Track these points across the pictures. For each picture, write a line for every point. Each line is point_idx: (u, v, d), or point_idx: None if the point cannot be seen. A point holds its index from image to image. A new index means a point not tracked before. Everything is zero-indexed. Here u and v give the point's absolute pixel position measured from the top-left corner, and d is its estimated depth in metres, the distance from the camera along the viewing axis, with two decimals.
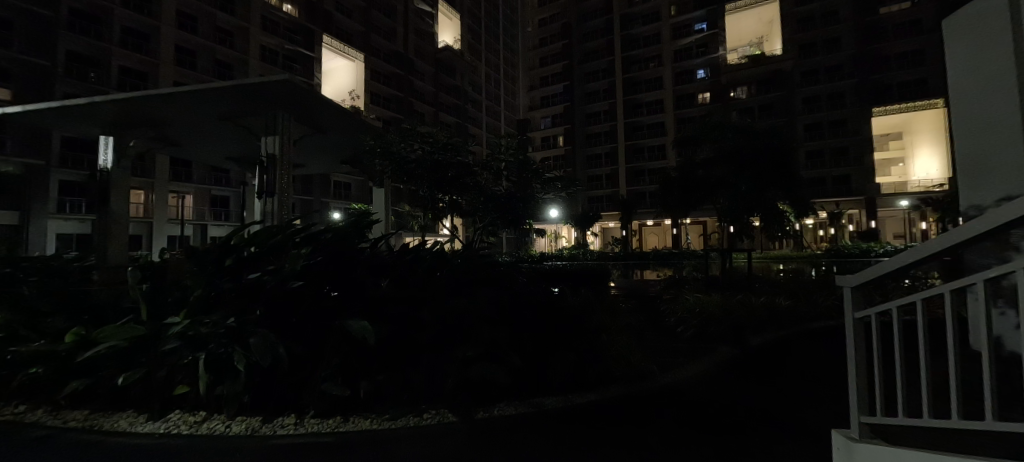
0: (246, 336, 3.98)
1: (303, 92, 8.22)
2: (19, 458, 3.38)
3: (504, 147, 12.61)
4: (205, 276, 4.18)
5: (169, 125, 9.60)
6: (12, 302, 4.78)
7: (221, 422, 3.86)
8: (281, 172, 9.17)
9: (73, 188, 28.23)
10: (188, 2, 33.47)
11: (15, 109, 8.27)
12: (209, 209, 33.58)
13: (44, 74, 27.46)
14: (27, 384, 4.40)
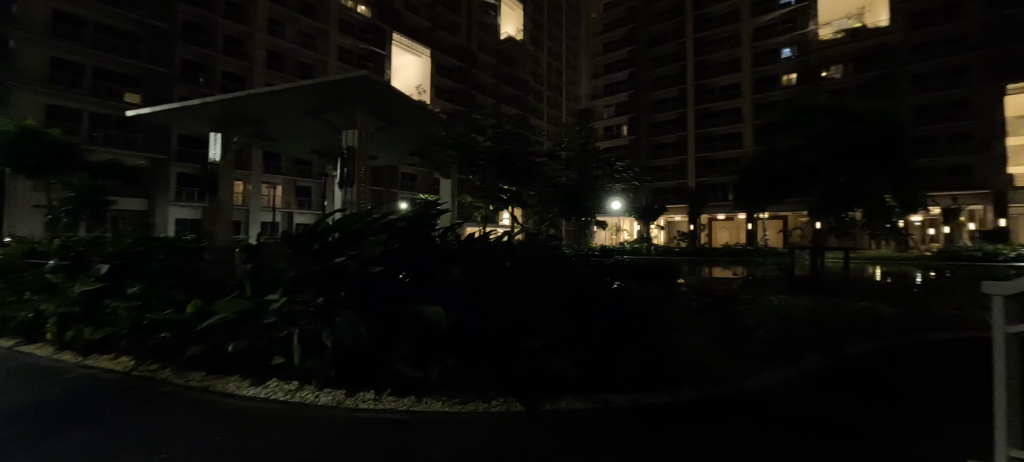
0: (333, 315, 4.28)
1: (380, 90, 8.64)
2: (152, 407, 3.95)
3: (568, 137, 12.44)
4: (297, 258, 4.54)
5: (263, 122, 10.59)
6: (147, 279, 5.58)
7: (311, 391, 4.24)
8: (358, 163, 9.69)
9: (187, 179, 32.12)
10: (277, 10, 36.69)
11: (145, 110, 9.53)
12: (295, 199, 36.83)
13: (163, 80, 31.09)
14: (158, 347, 5.14)
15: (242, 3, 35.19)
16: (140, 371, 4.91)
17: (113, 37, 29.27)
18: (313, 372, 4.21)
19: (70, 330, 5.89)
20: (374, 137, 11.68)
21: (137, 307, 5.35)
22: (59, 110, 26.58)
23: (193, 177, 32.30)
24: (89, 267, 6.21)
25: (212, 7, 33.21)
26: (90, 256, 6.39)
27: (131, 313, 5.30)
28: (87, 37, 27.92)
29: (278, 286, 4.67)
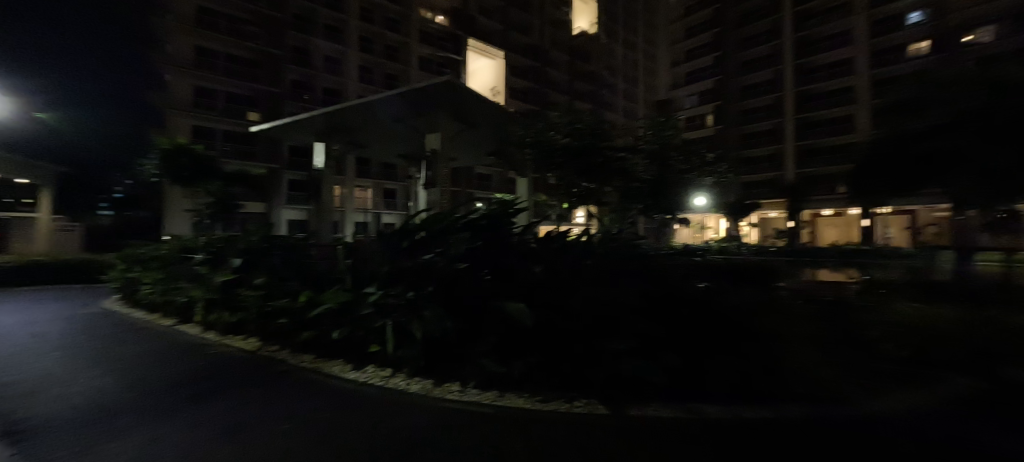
0: (421, 309, 4.54)
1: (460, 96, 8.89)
2: (274, 383, 4.57)
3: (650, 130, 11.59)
4: (391, 254, 4.91)
5: (357, 131, 11.57)
6: (267, 271, 6.42)
7: (402, 379, 4.57)
8: (440, 166, 10.16)
9: (295, 185, 36.13)
10: (366, 27, 39.85)
11: (264, 125, 10.94)
12: (383, 200, 39.70)
13: (275, 98, 34.71)
14: (277, 330, 5.94)
15: (339, 24, 38.76)
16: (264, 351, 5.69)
17: (240, 65, 33.64)
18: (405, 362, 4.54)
19: (214, 313, 7.02)
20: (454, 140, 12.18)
21: (261, 295, 6.17)
22: (202, 128, 31.56)
23: (300, 183, 36.26)
24: (225, 261, 7.26)
25: (314, 30, 37.00)
26: (226, 250, 7.47)
27: (257, 301, 6.14)
28: (219, 67, 32.37)
29: (373, 280, 5.06)
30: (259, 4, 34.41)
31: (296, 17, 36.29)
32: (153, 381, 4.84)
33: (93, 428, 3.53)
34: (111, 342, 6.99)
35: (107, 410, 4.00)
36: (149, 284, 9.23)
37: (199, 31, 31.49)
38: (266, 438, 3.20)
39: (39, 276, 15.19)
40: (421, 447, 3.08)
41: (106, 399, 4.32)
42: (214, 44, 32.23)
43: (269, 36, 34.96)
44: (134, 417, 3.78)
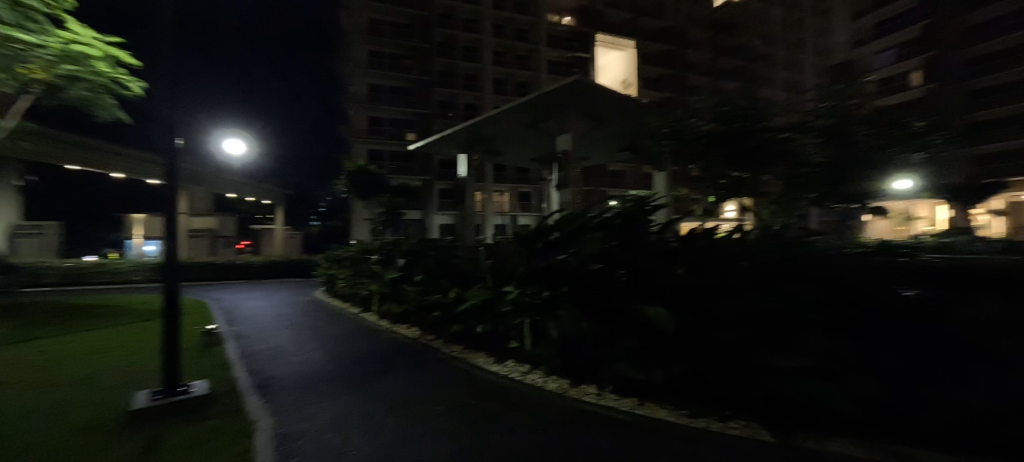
0: (557, 309, 4.49)
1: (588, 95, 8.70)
2: (431, 368, 5.22)
3: (842, 70, 7.43)
4: (527, 255, 4.96)
5: (494, 140, 12.26)
6: (423, 270, 7.20)
7: (541, 376, 4.73)
8: (572, 166, 10.02)
9: (444, 193, 40.16)
10: (499, 41, 42.21)
11: (419, 142, 12.42)
12: (519, 203, 41.46)
13: (425, 118, 39.23)
14: (434, 321, 6.70)
15: (476, 44, 41.86)
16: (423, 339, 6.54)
17: (399, 94, 38.88)
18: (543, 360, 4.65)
19: (386, 305, 8.23)
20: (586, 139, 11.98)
21: (420, 291, 6.95)
22: (374, 150, 37.34)
23: (448, 191, 40.20)
24: (393, 260, 8.33)
25: (456, 53, 40.66)
26: (393, 250, 8.59)
27: (417, 295, 6.95)
28: (383, 97, 37.94)
29: (511, 279, 5.21)
30: (412, 39, 39.40)
31: (441, 44, 40.41)
32: (348, 356, 6.04)
33: (309, 392, 4.67)
34: (321, 323, 8.83)
35: (320, 378, 5.18)
36: (342, 279, 11.27)
37: (368, 70, 37.47)
38: (425, 417, 3.72)
39: (276, 273, 19.72)
40: (554, 445, 3.07)
41: (319, 369, 5.57)
42: (379, 79, 37.95)
43: (421, 65, 39.67)
44: (336, 387, 4.82)
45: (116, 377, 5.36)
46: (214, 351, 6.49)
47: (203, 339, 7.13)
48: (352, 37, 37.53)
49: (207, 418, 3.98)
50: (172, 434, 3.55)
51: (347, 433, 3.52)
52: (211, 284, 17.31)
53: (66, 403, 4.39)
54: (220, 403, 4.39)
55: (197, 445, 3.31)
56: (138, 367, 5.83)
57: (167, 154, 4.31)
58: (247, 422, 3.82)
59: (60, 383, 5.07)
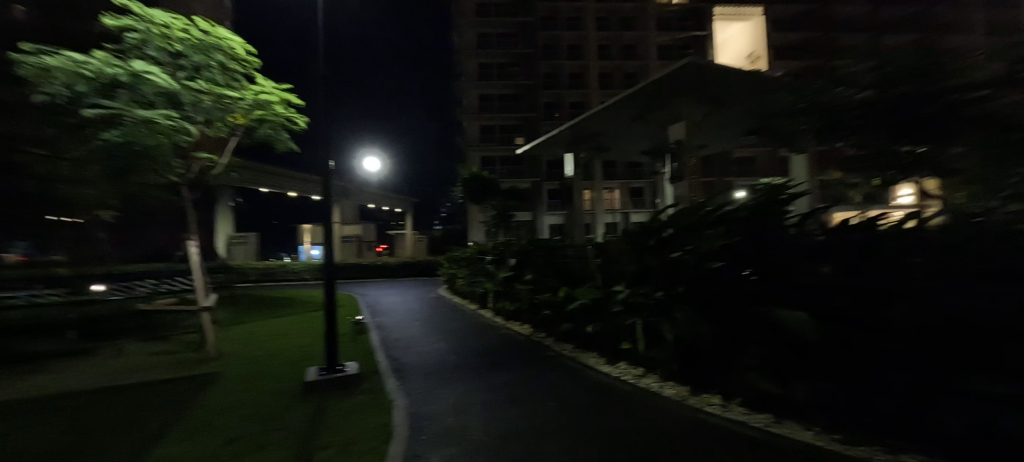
0: (672, 310, 4.14)
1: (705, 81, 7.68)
2: (545, 364, 5.35)
3: None
4: (639, 254, 4.67)
5: (604, 142, 11.94)
6: (532, 268, 7.26)
7: (655, 381, 4.49)
8: (688, 157, 9.13)
9: (554, 193, 40.45)
10: (604, 34, 41.20)
11: (529, 145, 12.67)
12: (630, 200, 40.00)
13: (533, 121, 40.09)
14: (545, 318, 6.79)
15: (580, 41, 41.42)
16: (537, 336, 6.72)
17: (507, 101, 40.31)
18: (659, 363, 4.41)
19: (500, 302, 8.57)
20: (706, 124, 10.98)
21: (531, 289, 7.07)
22: (486, 157, 39.36)
23: (557, 191, 40.45)
24: (504, 260, 8.62)
25: (560, 54, 40.73)
26: (505, 250, 8.87)
27: (529, 293, 7.10)
28: (493, 106, 39.75)
29: (622, 278, 4.97)
30: (517, 46, 40.60)
31: (545, 46, 40.90)
32: (468, 348, 6.48)
33: (437, 377, 5.15)
34: (444, 317, 9.61)
35: (445, 366, 5.66)
36: (461, 278, 12.08)
37: (479, 82, 39.62)
38: (539, 409, 3.82)
39: (409, 273, 21.87)
40: (673, 449, 2.89)
41: (445, 357, 6.08)
42: (489, 89, 39.86)
43: (527, 70, 40.68)
44: (458, 374, 5.22)
45: (294, 355, 6.55)
46: (361, 338, 7.50)
47: (353, 327, 8.29)
48: (463, 53, 40.07)
49: (358, 393, 4.68)
50: (333, 406, 4.27)
51: (469, 418, 3.78)
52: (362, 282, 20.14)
53: (262, 374, 5.53)
54: (367, 381, 5.10)
55: (350, 419, 3.91)
56: (309, 347, 7.03)
57: (325, 173, 5.26)
58: (387, 400, 4.38)
59: (258, 358, 6.39)
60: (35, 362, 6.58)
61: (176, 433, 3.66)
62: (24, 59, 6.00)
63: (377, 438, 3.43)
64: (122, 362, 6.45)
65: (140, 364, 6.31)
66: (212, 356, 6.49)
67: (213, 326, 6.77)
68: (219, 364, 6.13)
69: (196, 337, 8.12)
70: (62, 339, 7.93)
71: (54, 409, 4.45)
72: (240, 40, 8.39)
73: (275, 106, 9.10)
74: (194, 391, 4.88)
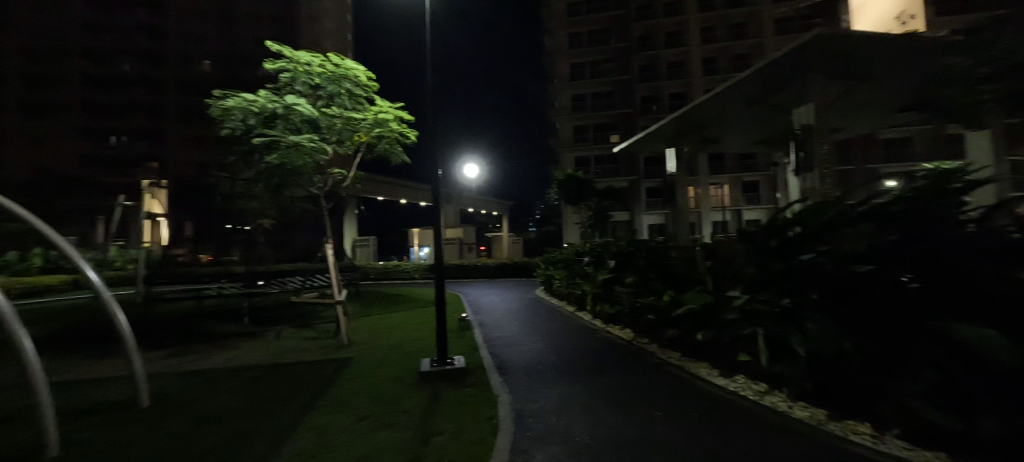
0: (803, 321, 3.54)
1: (836, 59, 6.45)
2: (651, 371, 5.08)
3: None
4: (758, 254, 4.09)
5: (713, 136, 10.94)
6: (634, 270, 6.91)
7: (782, 400, 3.81)
8: (820, 140, 7.32)
9: (653, 192, 38.42)
10: (708, 17, 38.27)
11: (625, 143, 12.08)
12: (743, 195, 36.43)
13: (630, 117, 38.68)
14: (649, 323, 6.46)
15: (679, 28, 38.94)
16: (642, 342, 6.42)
17: (601, 99, 39.39)
18: (786, 379, 3.70)
19: (600, 305, 8.39)
20: (841, 115, 9.51)
21: (633, 292, 6.78)
22: (580, 157, 38.92)
23: (657, 189, 38.37)
24: (603, 262, 8.44)
25: (657, 44, 38.65)
26: (604, 252, 8.63)
27: (631, 297, 6.82)
28: (587, 105, 39.11)
29: (739, 282, 4.48)
30: (610, 41, 39.52)
31: (641, 38, 39.19)
32: (568, 350, 6.45)
33: (540, 376, 5.26)
34: (544, 318, 9.68)
35: (545, 366, 5.71)
36: (558, 279, 12.09)
37: (572, 82, 39.31)
38: (644, 418, 3.65)
39: (508, 274, 22.41)
40: None
41: (545, 358, 6.14)
42: (582, 88, 39.35)
43: (622, 65, 39.40)
44: (558, 375, 5.23)
45: (409, 346, 7.17)
46: (466, 335, 7.92)
47: (458, 324, 8.79)
48: (555, 55, 40.12)
49: (466, 385, 4.97)
50: (443, 396, 4.59)
51: (571, 419, 3.78)
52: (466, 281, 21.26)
53: (382, 362, 6.12)
54: (475, 375, 5.37)
55: (459, 409, 4.17)
56: (421, 340, 7.64)
57: (433, 181, 5.66)
58: (494, 395, 4.59)
59: (379, 347, 7.12)
60: (220, 340, 8.11)
61: (318, 410, 4.27)
62: (225, 106, 9.04)
63: (483, 431, 3.60)
64: (279, 344, 7.66)
65: (292, 347, 7.43)
66: (344, 344, 7.38)
67: (346, 317, 7.71)
68: (349, 350, 6.97)
69: (332, 326, 9.30)
70: (235, 325, 9.63)
71: (233, 380, 5.47)
72: (364, 69, 10.08)
73: (391, 123, 10.20)
74: (332, 373, 5.61)
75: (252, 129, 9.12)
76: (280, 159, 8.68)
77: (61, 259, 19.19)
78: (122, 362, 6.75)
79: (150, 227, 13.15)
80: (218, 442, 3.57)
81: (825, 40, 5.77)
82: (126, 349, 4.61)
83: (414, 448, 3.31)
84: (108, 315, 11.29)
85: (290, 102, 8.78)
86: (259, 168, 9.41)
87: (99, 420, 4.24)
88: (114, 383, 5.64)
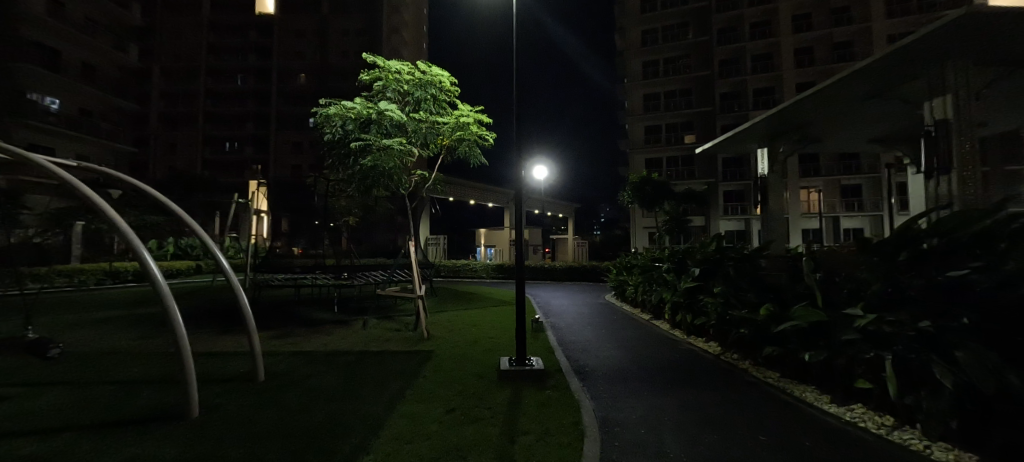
0: (950, 348, 3.11)
1: (981, 43, 5.59)
2: (746, 391, 4.71)
3: None
4: (886, 270, 3.73)
5: (814, 136, 10.01)
6: (722, 279, 6.51)
7: (915, 436, 3.33)
8: (959, 135, 6.21)
9: (733, 195, 35.94)
10: (803, 5, 35.08)
11: (709, 144, 11.37)
12: (841, 200, 32.86)
13: (710, 116, 36.57)
14: (741, 337, 6.04)
15: (768, 17, 36.00)
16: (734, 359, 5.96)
17: (677, 97, 37.60)
18: (924, 416, 3.20)
19: (680, 313, 8.02)
20: (982, 108, 8.23)
21: (721, 303, 6.38)
22: (652, 159, 37.54)
23: (738, 193, 35.80)
24: (685, 269, 8.09)
25: (741, 36, 36.07)
26: (687, 259, 8.22)
27: (718, 307, 6.42)
28: (661, 104, 37.55)
29: (862, 299, 4.05)
30: (688, 36, 37.60)
31: (723, 30, 36.83)
32: (650, 359, 6.21)
33: (620, 383, 5.16)
34: (618, 324, 9.45)
35: (626, 374, 5.54)
36: (632, 285, 11.70)
37: (645, 81, 37.96)
38: (746, 441, 3.40)
39: (576, 276, 22.13)
40: None
41: (625, 366, 5.96)
42: (656, 87, 37.85)
43: (701, 61, 37.35)
44: (642, 386, 5.05)
45: (486, 343, 7.34)
46: (540, 336, 7.96)
47: (532, 325, 8.85)
48: (628, 53, 38.99)
49: (547, 386, 4.99)
50: (526, 396, 4.62)
51: (661, 433, 3.65)
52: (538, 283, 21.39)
53: (464, 357, 6.33)
54: (553, 377, 5.37)
55: (543, 410, 4.19)
56: (497, 338, 7.79)
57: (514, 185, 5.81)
58: (574, 398, 4.55)
59: (459, 342, 7.36)
60: (318, 326, 8.90)
61: (410, 398, 4.50)
62: (328, 113, 9.84)
63: (571, 435, 3.57)
64: (367, 333, 8.22)
65: (379, 336, 7.94)
66: (425, 337, 7.73)
67: (425, 311, 8.07)
68: (430, 343, 7.29)
69: (412, 319, 9.80)
70: (328, 312, 10.51)
71: (332, 363, 5.95)
72: (448, 74, 10.52)
73: (471, 126, 10.56)
74: (418, 364, 5.89)
75: (349, 133, 9.88)
76: (373, 162, 9.48)
77: (186, 247, 22.18)
78: (243, 339, 7.65)
79: (257, 221, 14.71)
80: (325, 421, 3.87)
81: (970, 21, 5.00)
82: (247, 328, 5.19)
83: (504, 444, 3.36)
84: (226, 297, 12.86)
85: (382, 108, 9.54)
86: (353, 169, 10.18)
87: (230, 389, 4.85)
88: (237, 357, 6.39)
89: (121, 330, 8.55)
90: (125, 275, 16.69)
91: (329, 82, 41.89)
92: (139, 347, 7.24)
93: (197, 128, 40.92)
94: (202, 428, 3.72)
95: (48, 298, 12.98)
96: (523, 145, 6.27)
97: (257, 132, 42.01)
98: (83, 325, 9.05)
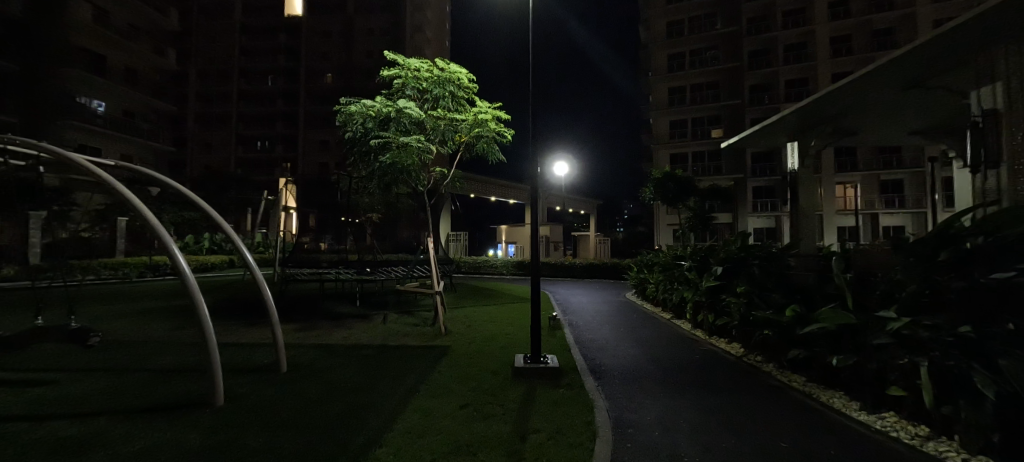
0: (994, 355, 2.92)
1: None
2: (768, 395, 4.51)
3: None
4: (923, 273, 3.53)
5: (849, 128, 9.48)
6: (746, 278, 6.24)
7: (949, 448, 3.11)
8: (1009, 127, 5.78)
9: (762, 191, 34.74)
10: None
11: (736, 137, 10.85)
12: (879, 196, 31.35)
13: (738, 110, 35.42)
14: (766, 339, 5.80)
15: (801, 5, 34.51)
16: (757, 363, 5.72)
17: (705, 90, 36.48)
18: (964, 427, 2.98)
19: (703, 313, 7.79)
20: None
21: (744, 303, 6.14)
22: (677, 154, 36.69)
23: (767, 189, 34.57)
24: (708, 267, 7.84)
25: (773, 25, 34.67)
26: (710, 258, 7.95)
27: (741, 309, 6.17)
28: (687, 98, 36.56)
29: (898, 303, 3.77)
30: (717, 27, 36.44)
31: (753, 20, 35.51)
32: (667, 361, 6.04)
33: (634, 384, 5.06)
34: (637, 323, 9.26)
35: (642, 374, 5.41)
36: (653, 283, 11.44)
37: (670, 75, 37.07)
38: (768, 446, 3.26)
39: (597, 273, 21.83)
40: None
41: (642, 366, 5.84)
42: (682, 80, 36.88)
43: (729, 52, 36.17)
44: (658, 386, 4.93)
45: (503, 339, 7.32)
46: (557, 334, 7.90)
47: (550, 322, 8.76)
48: (653, 46, 38.08)
49: (561, 385, 4.92)
50: (540, 393, 4.57)
51: (677, 436, 3.53)
52: (562, 280, 21.26)
53: (480, 354, 6.28)
54: (568, 375, 5.30)
55: (555, 408, 4.13)
56: (514, 334, 7.75)
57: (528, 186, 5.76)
58: (588, 397, 4.50)
59: (475, 338, 7.36)
60: (340, 319, 9.10)
61: (423, 393, 4.52)
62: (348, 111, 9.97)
63: (584, 434, 3.51)
64: (385, 327, 8.33)
65: (397, 330, 8.05)
66: (443, 332, 7.79)
67: (443, 306, 8.08)
68: (446, 339, 7.30)
69: (431, 315, 9.86)
70: (351, 306, 10.71)
71: (350, 356, 6.04)
72: (465, 70, 10.54)
73: (489, 123, 10.52)
74: (433, 359, 5.91)
75: (369, 132, 10.01)
76: (393, 159, 9.54)
77: (220, 242, 23.01)
78: (269, 331, 7.90)
79: (284, 216, 15.04)
80: (339, 413, 3.92)
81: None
82: (270, 320, 5.31)
83: (514, 443, 3.30)
84: (256, 291, 13.27)
85: (402, 106, 9.62)
86: (373, 165, 10.27)
87: (252, 379, 4.99)
88: (259, 348, 6.59)
89: (158, 321, 8.95)
90: (164, 269, 17.51)
91: (354, 80, 42.64)
92: (173, 336, 7.56)
93: (230, 128, 42.37)
94: (228, 415, 3.84)
95: (93, 290, 13.70)
96: (540, 141, 6.17)
97: (286, 131, 43.17)
98: (121, 315, 9.51)
